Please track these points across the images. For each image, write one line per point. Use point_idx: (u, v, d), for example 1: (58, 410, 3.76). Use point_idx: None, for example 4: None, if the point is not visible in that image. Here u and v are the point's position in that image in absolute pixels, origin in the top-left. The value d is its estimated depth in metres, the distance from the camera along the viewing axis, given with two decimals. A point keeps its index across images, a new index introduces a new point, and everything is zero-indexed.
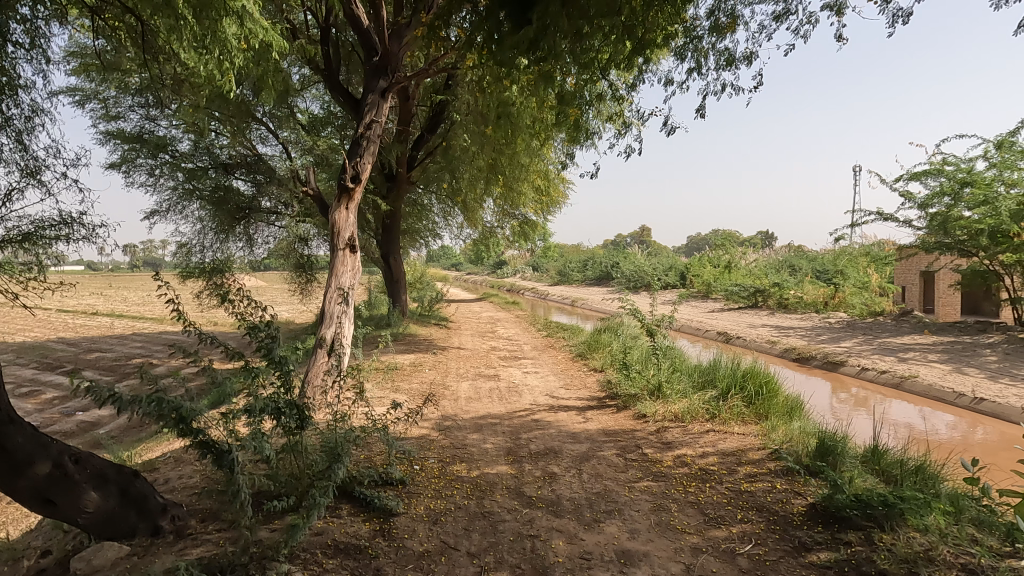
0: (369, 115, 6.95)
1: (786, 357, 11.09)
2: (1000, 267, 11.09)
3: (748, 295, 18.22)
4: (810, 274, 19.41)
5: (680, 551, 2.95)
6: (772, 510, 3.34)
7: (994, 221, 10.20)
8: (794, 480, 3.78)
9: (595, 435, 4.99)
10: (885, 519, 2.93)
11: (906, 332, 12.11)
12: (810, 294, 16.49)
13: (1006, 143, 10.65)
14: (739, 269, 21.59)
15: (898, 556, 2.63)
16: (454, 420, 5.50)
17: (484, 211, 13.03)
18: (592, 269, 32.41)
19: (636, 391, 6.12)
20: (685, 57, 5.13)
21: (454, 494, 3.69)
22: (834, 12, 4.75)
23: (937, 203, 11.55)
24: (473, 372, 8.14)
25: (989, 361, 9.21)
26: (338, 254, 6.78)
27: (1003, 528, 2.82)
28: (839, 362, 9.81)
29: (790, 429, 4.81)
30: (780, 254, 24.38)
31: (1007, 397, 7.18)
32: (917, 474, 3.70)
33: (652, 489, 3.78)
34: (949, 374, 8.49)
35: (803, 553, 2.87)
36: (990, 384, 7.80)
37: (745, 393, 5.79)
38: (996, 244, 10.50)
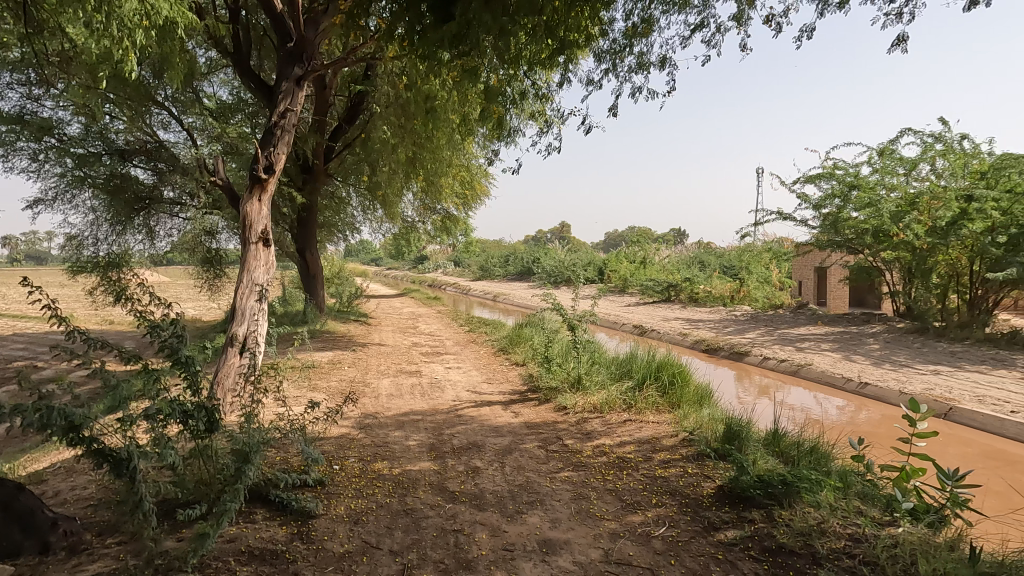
0: (282, 103, 6.65)
1: (697, 348, 11.65)
2: (883, 264, 12.18)
3: (661, 289, 18.97)
4: (717, 270, 20.53)
5: (599, 538, 3.04)
6: (684, 494, 3.51)
7: (878, 222, 11.17)
8: (704, 464, 4.00)
9: (517, 428, 5.05)
10: (784, 497, 3.12)
11: (803, 324, 13.06)
12: (717, 288, 17.46)
13: (887, 151, 11.69)
14: (653, 265, 22.51)
15: (795, 530, 2.84)
16: (376, 418, 5.40)
17: (404, 205, 12.83)
18: (514, 265, 32.78)
19: (557, 384, 6.23)
20: (603, 58, 5.27)
21: (376, 493, 3.62)
22: (739, 22, 5.03)
23: (829, 204, 12.50)
24: (394, 369, 8.00)
25: (872, 349, 10.13)
26: (250, 248, 6.44)
27: (883, 500, 3.12)
28: (743, 353, 10.45)
29: (700, 416, 5.08)
30: (692, 250, 25.64)
31: (886, 381, 7.92)
32: (811, 454, 3.99)
33: (573, 478, 3.88)
34: (839, 361, 9.24)
35: (712, 533, 3.01)
36: (874, 370, 8.57)
37: (659, 383, 6.06)
38: (878, 243, 11.50)
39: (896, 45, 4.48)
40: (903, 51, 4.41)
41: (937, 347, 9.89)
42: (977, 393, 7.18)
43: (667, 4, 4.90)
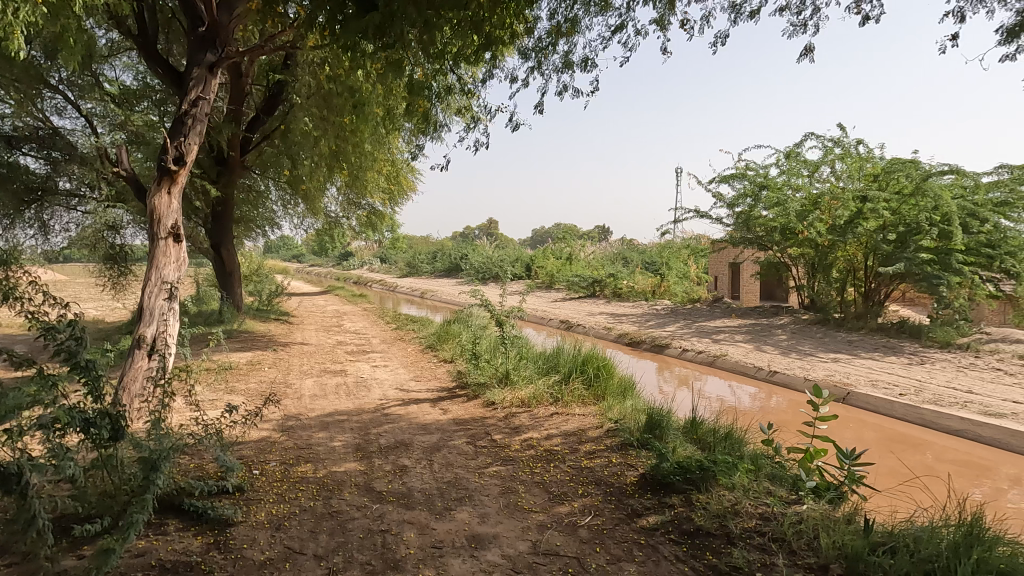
0: (194, 91, 6.28)
1: (621, 342, 12.01)
2: (789, 259, 12.95)
3: (587, 285, 19.41)
4: (640, 266, 21.22)
5: (528, 530, 3.08)
6: (609, 483, 3.62)
7: (785, 220, 11.90)
8: (627, 454, 4.14)
9: (446, 425, 5.03)
10: (701, 482, 3.28)
11: (718, 317, 13.73)
12: (640, 284, 18.06)
13: (793, 153, 12.46)
14: (579, 261, 22.98)
15: (711, 512, 2.99)
16: (299, 420, 5.22)
17: (328, 200, 12.45)
18: (442, 262, 32.56)
19: (485, 379, 6.25)
20: (529, 56, 5.33)
21: (299, 497, 3.51)
22: (660, 26, 5.21)
23: (742, 203, 13.17)
24: (318, 369, 7.76)
25: (780, 339, 10.80)
26: (159, 244, 6.04)
27: (790, 480, 3.35)
28: (664, 345, 10.87)
29: (623, 407, 5.25)
30: (616, 247, 26.36)
31: (792, 370, 8.48)
32: (726, 439, 4.21)
33: (501, 473, 3.91)
34: (750, 352, 9.80)
35: (634, 519, 3.11)
36: (782, 359, 9.14)
37: (585, 376, 6.20)
38: (785, 240, 12.26)
39: (804, 52, 4.93)
40: (811, 60, 4.84)
41: (837, 336, 10.69)
42: (871, 378, 7.82)
43: (591, 6, 5.01)
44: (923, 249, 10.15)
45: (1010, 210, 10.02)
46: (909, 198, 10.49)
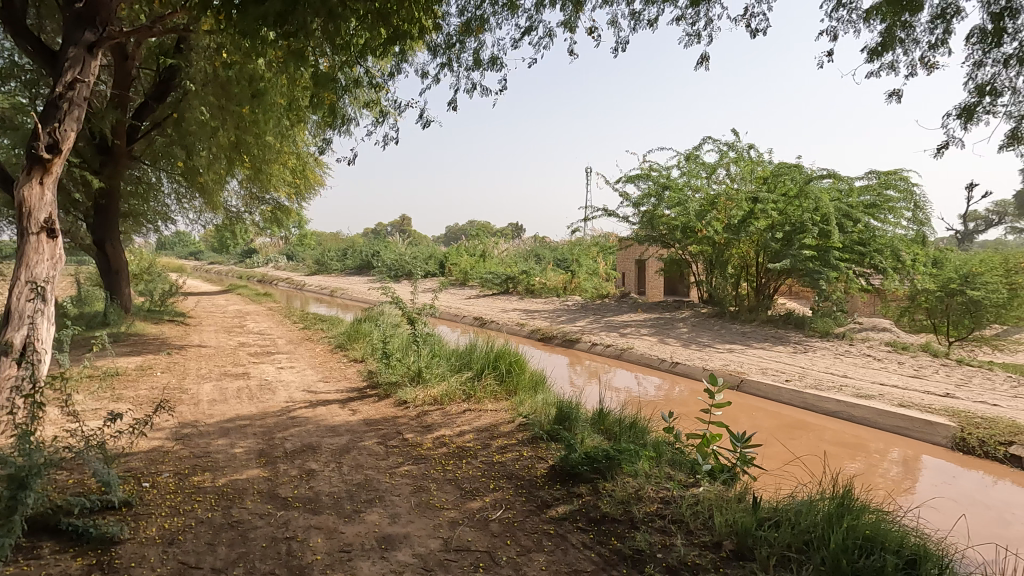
0: (69, 72, 5.72)
1: (533, 337, 12.21)
2: (689, 256, 13.73)
3: (500, 282, 19.56)
4: (551, 263, 21.67)
5: (439, 527, 3.08)
6: (520, 477, 3.68)
7: (686, 219, 12.52)
8: (538, 447, 4.22)
9: (355, 426, 4.91)
10: (608, 470, 3.40)
11: (625, 311, 14.28)
12: (551, 280, 18.44)
13: (692, 156, 13.13)
14: (492, 258, 23.12)
15: (616, 499, 3.11)
16: (195, 427, 4.91)
17: (227, 194, 11.77)
18: (352, 259, 31.71)
19: (397, 378, 6.16)
20: (438, 52, 5.29)
21: (195, 508, 3.31)
22: (568, 29, 5.34)
23: (646, 203, 13.69)
24: (217, 372, 7.33)
25: (682, 332, 11.40)
26: (29, 240, 5.47)
27: (688, 465, 3.54)
28: (574, 340, 11.16)
29: (534, 401, 5.35)
30: (528, 244, 26.75)
31: (692, 360, 8.98)
32: (631, 428, 4.39)
33: (412, 472, 3.87)
34: (655, 344, 10.27)
35: (544, 510, 3.18)
36: (683, 351, 9.65)
37: (497, 372, 6.26)
38: (686, 237, 12.92)
39: (698, 61, 5.14)
40: (705, 66, 5.04)
41: (732, 328, 11.42)
42: (762, 366, 8.43)
43: (499, 6, 5.05)
44: (805, 246, 11.03)
45: (878, 213, 11.10)
46: (794, 200, 11.26)
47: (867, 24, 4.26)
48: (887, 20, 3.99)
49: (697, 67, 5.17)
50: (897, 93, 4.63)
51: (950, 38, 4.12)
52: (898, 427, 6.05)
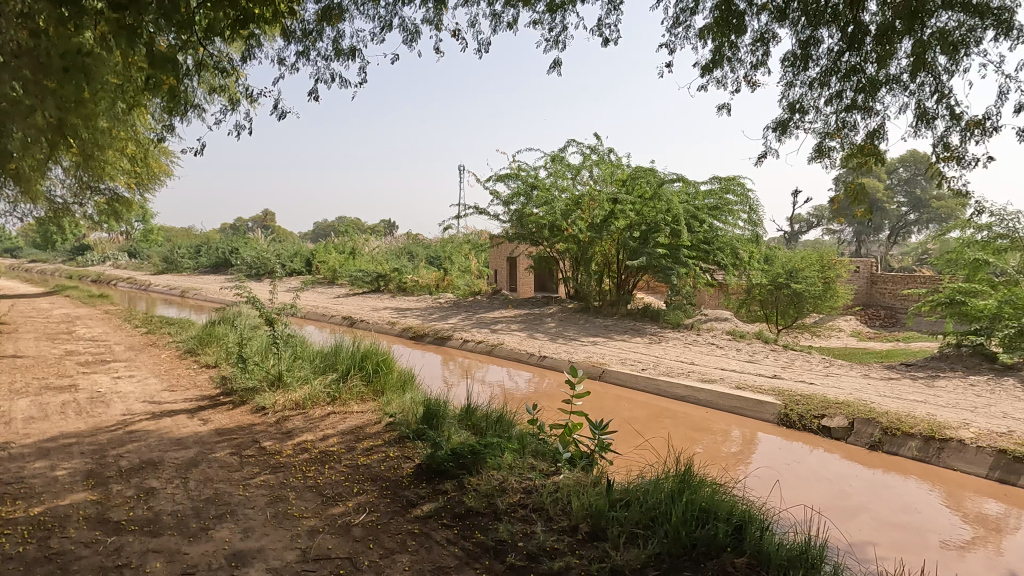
0: None
1: (405, 336, 12.02)
2: (557, 254, 14.29)
3: (370, 280, 19.04)
4: (424, 261, 21.50)
5: (297, 537, 2.93)
6: (385, 478, 3.61)
7: (552, 218, 12.94)
8: (404, 446, 4.17)
9: (205, 437, 4.55)
10: (473, 465, 3.44)
11: (496, 308, 14.54)
12: (423, 278, 18.30)
13: (558, 158, 13.59)
14: (362, 256, 22.46)
15: (481, 492, 3.16)
16: (6, 450, 4.27)
17: (49, 184, 10.31)
18: (207, 257, 29.24)
19: (254, 384, 5.78)
20: (294, 39, 5.02)
21: (2, 544, 2.87)
22: (434, 27, 5.31)
23: (515, 201, 13.98)
24: (36, 386, 6.42)
25: (549, 327, 11.83)
26: None
27: (550, 454, 3.69)
28: (445, 337, 11.16)
29: (402, 400, 5.28)
30: (401, 241, 26.33)
31: (559, 353, 9.35)
32: (497, 422, 4.48)
33: (269, 482, 3.65)
34: (524, 340, 10.55)
35: (409, 510, 3.15)
36: (550, 345, 10.02)
37: (363, 372, 6.10)
38: (553, 236, 13.38)
39: (553, 66, 5.29)
40: (559, 72, 5.21)
41: (595, 322, 12.05)
42: (622, 357, 8.98)
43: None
44: (659, 245, 11.89)
45: (720, 215, 12.21)
46: (649, 202, 12.07)
47: (700, 42, 4.65)
48: (716, 39, 4.39)
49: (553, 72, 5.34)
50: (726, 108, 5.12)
51: (767, 61, 4.63)
52: (736, 407, 6.74)
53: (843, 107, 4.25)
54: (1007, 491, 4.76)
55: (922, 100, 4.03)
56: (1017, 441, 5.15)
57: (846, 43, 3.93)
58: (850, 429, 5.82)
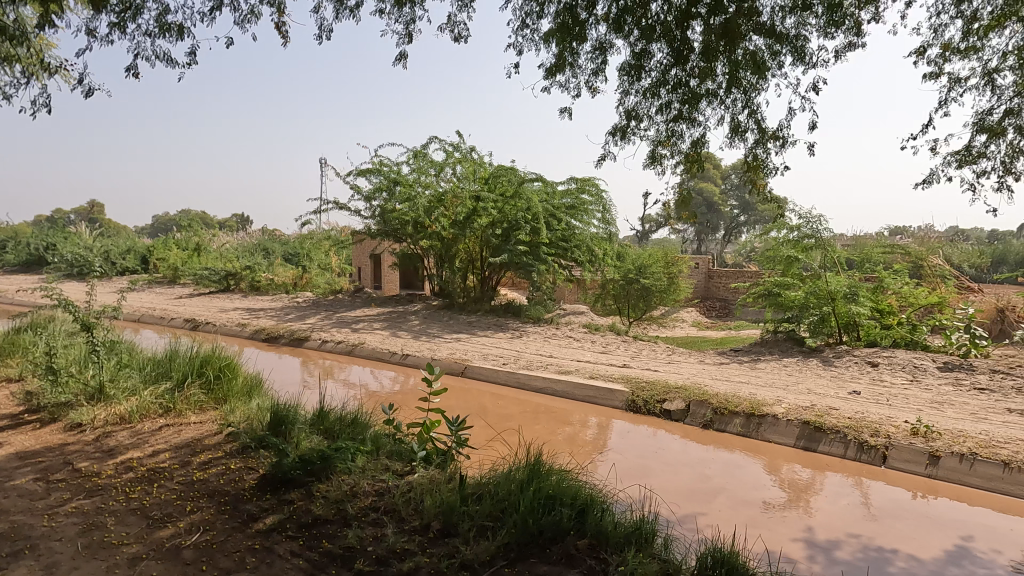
0: None
1: (257, 338, 11.25)
2: (421, 251, 14.20)
3: (218, 278, 17.58)
4: (280, 258, 20.30)
5: (114, 568, 2.61)
6: (224, 492, 3.34)
7: (414, 214, 12.75)
8: (248, 457, 3.90)
9: (1, 463, 3.91)
10: (322, 472, 3.30)
11: (358, 306, 14.11)
12: (279, 277, 17.27)
13: (420, 154, 13.43)
14: (209, 253, 20.70)
15: (330, 499, 3.03)
16: None
17: None
18: (15, 253, 25.28)
19: (69, 398, 5.09)
20: (108, 8, 4.47)
21: None
22: (276, 9, 4.98)
23: (377, 196, 13.63)
24: None
25: (413, 325, 11.71)
26: None
27: (405, 454, 3.65)
28: (302, 339, 10.62)
29: (248, 408, 4.94)
30: (255, 237, 24.64)
31: (422, 351, 9.27)
32: (351, 424, 4.33)
33: (84, 508, 3.23)
34: (386, 338, 10.34)
35: (250, 525, 2.93)
36: (413, 343, 9.91)
37: (203, 379, 5.62)
38: (416, 232, 13.23)
39: (399, 59, 5.12)
40: (406, 64, 5.05)
41: (459, 319, 12.13)
42: (484, 352, 9.11)
43: None
44: (520, 242, 12.26)
45: (577, 214, 12.80)
46: (510, 200, 12.36)
47: (544, 45, 4.80)
48: (559, 44, 4.56)
49: (399, 64, 5.20)
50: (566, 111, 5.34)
51: (605, 68, 4.92)
52: (589, 396, 7.13)
53: (671, 117, 4.63)
54: (810, 457, 5.50)
55: (734, 113, 4.54)
56: (818, 413, 5.97)
57: (674, 58, 4.29)
58: (686, 411, 6.40)
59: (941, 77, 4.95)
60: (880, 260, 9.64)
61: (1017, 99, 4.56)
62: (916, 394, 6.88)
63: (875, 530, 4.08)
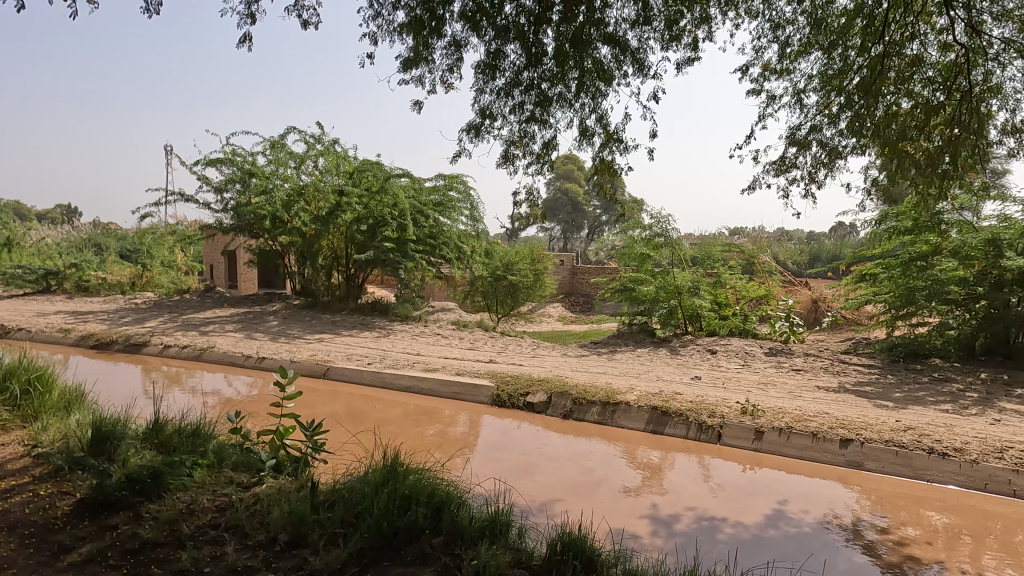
0: None
1: (84, 345, 9.96)
2: (280, 248, 13.44)
3: (35, 278, 15.33)
4: (114, 255, 18.18)
5: None
6: (29, 524, 2.79)
7: (271, 209, 11.95)
8: (62, 481, 3.42)
9: None
10: (153, 491, 2.99)
11: (209, 307, 13.03)
12: (113, 276, 15.47)
13: (278, 145, 12.63)
14: (24, 249, 18.02)
15: (162, 520, 2.74)
16: None
17: None
18: None
19: None
20: None
21: None
22: None
23: (229, 188, 12.63)
24: None
25: (271, 325, 11.02)
26: None
27: (253, 465, 3.43)
28: (141, 344, 9.58)
29: (65, 425, 4.35)
30: (83, 231, 21.84)
31: (280, 354, 8.75)
32: (193, 435, 3.97)
33: None
34: (240, 341, 9.64)
35: (61, 557, 2.50)
36: (270, 345, 9.34)
37: (8, 396, 4.87)
38: (274, 228, 12.47)
39: (241, 41, 4.71)
40: (250, 46, 4.65)
41: (322, 319, 11.63)
42: (347, 352, 8.80)
43: None
44: (386, 239, 12.00)
45: (444, 211, 12.77)
46: (376, 195, 12.03)
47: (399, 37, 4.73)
48: (415, 37, 4.53)
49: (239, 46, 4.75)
50: (420, 104, 5.31)
51: (461, 65, 4.96)
52: (455, 392, 7.17)
53: (526, 118, 4.79)
54: (658, 439, 5.95)
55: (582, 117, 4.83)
56: (664, 399, 6.47)
57: (527, 60, 4.43)
58: (548, 402, 6.65)
59: (762, 93, 5.56)
60: (719, 257, 10.64)
61: (819, 116, 5.25)
62: (746, 377, 7.70)
63: (710, 502, 4.50)
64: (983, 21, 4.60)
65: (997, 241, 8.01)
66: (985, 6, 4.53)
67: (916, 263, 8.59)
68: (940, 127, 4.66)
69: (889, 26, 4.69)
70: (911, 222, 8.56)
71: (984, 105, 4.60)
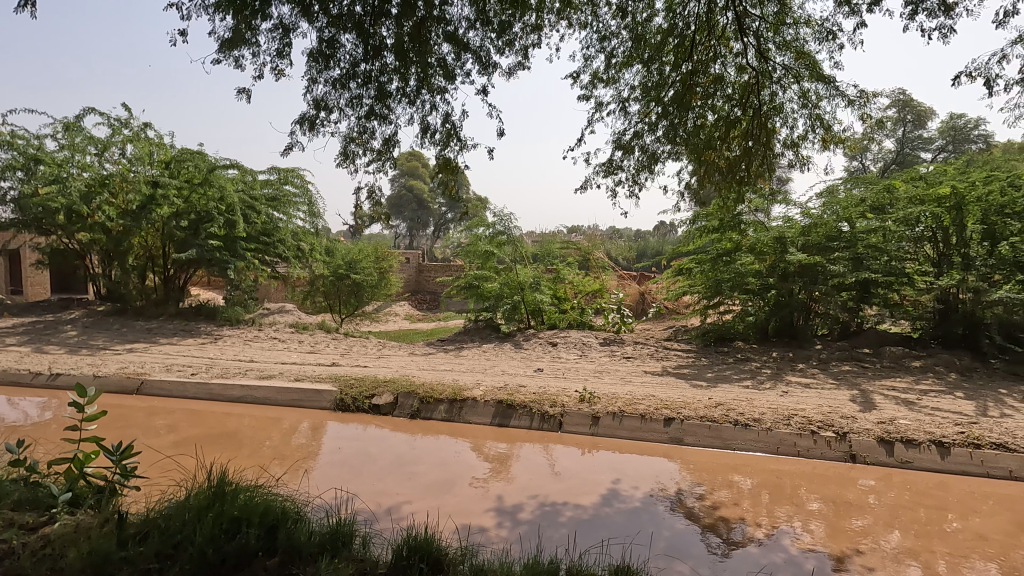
0: None
1: None
2: (78, 247, 11.77)
3: None
4: None
5: None
6: None
7: (66, 202, 10.29)
8: None
9: None
10: None
11: None
12: None
13: (73, 128, 10.87)
14: None
15: None
16: None
17: None
18: None
19: None
20: None
21: None
22: None
23: (8, 176, 10.69)
24: None
25: (68, 336, 9.55)
26: None
27: (43, 502, 2.91)
28: None
29: None
30: None
31: (80, 368, 7.59)
32: None
33: None
34: (26, 356, 8.22)
35: None
36: (66, 358, 8.07)
37: None
38: (70, 223, 10.80)
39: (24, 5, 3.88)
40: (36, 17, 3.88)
41: (134, 325, 10.34)
42: (166, 363, 7.88)
43: None
44: (211, 237, 10.87)
45: (279, 206, 11.96)
46: (197, 188, 10.86)
47: (216, 14, 4.33)
48: (235, 16, 4.17)
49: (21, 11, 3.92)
50: (245, 89, 4.92)
51: (289, 51, 4.67)
52: (294, 399, 6.76)
53: (365, 114, 4.66)
54: (503, 432, 6.10)
55: (423, 114, 4.82)
56: (509, 392, 6.66)
57: (364, 52, 4.30)
58: (394, 403, 6.53)
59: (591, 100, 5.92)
60: (557, 254, 11.22)
61: (641, 124, 5.72)
62: (582, 366, 8.21)
63: (551, 488, 4.72)
64: (768, 48, 5.32)
65: (783, 239, 9.36)
66: (770, 36, 5.25)
67: (722, 258, 9.78)
68: (737, 139, 5.35)
69: (696, 47, 5.25)
70: (717, 222, 9.69)
71: (771, 121, 5.32)
